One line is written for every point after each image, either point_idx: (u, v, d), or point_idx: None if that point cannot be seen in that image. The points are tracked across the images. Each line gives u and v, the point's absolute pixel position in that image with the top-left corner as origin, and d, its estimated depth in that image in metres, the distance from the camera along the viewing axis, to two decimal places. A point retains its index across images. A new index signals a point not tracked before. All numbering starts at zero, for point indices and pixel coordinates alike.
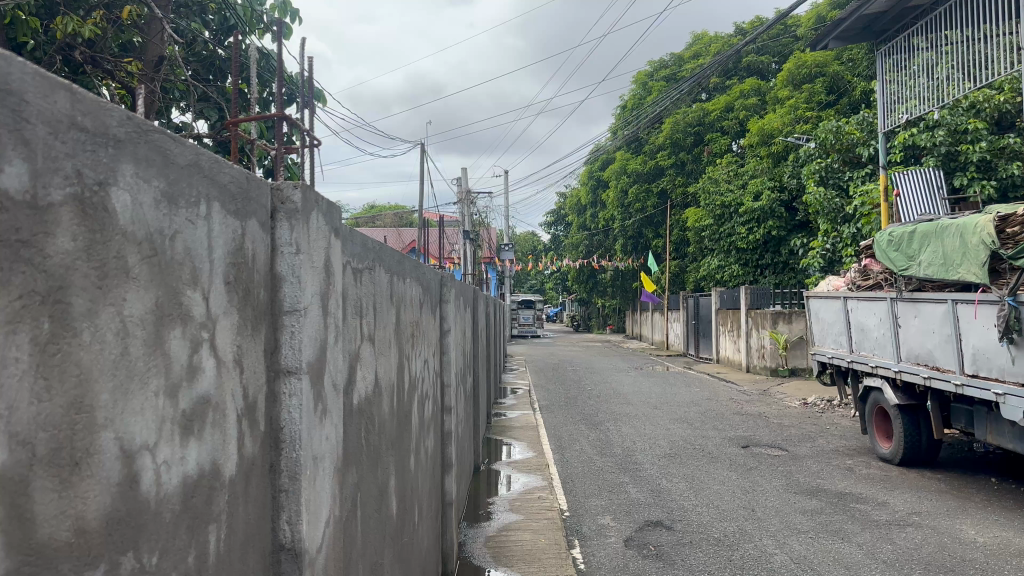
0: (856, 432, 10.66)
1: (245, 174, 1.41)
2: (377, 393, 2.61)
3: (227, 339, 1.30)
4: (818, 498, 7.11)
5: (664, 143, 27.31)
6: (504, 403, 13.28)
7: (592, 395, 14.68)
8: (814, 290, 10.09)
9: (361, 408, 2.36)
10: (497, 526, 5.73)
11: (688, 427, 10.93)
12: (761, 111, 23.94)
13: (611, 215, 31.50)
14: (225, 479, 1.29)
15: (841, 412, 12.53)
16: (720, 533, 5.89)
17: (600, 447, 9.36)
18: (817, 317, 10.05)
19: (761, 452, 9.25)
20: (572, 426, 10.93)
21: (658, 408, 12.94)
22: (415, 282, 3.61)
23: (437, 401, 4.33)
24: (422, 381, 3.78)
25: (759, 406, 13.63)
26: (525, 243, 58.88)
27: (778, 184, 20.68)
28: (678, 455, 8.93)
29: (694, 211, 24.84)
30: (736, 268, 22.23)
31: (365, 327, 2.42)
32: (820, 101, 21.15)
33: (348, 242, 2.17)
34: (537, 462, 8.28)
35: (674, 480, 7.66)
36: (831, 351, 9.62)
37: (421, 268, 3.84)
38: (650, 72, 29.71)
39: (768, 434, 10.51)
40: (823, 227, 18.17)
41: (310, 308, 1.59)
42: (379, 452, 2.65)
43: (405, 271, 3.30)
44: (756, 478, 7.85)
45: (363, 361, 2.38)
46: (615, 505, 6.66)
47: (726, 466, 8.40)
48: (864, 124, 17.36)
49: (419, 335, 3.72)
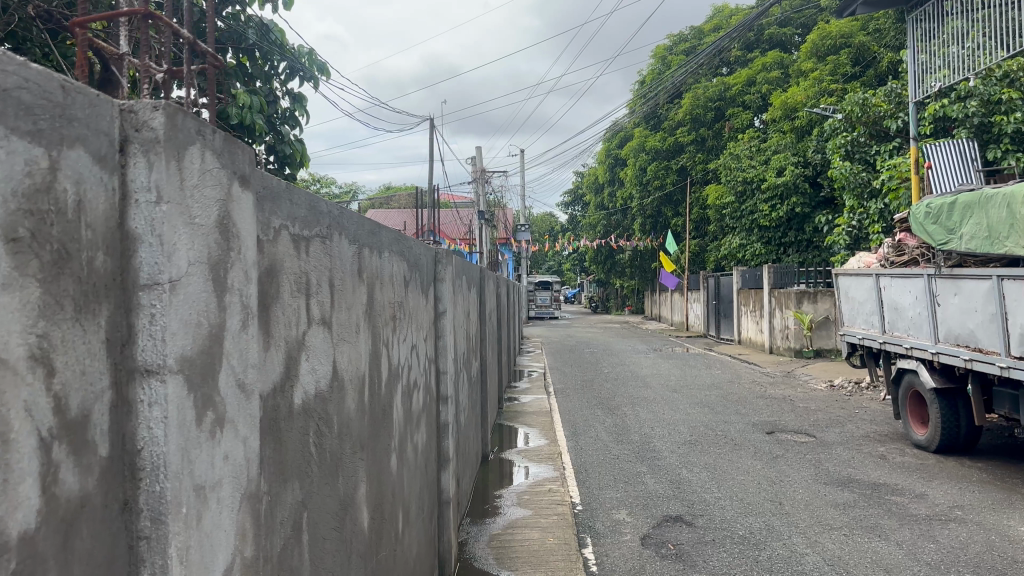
0: (887, 416, 10.14)
1: (61, 84, 0.96)
2: (335, 389, 2.15)
3: (10, 325, 0.85)
4: (850, 490, 6.62)
5: (684, 118, 26.60)
6: (518, 387, 12.84)
7: (609, 378, 14.22)
8: (842, 267, 9.54)
9: (308, 407, 1.90)
10: (502, 523, 5.29)
11: (710, 412, 10.45)
12: (784, 84, 23.17)
13: (629, 194, 30.83)
14: (7, 539, 0.84)
15: (869, 395, 12.02)
16: (745, 531, 5.43)
17: (616, 433, 8.91)
18: (846, 296, 9.51)
19: (787, 439, 8.77)
20: (589, 411, 10.49)
21: (678, 392, 12.46)
22: (397, 257, 3.16)
23: (430, 390, 3.88)
24: (408, 369, 3.32)
25: (783, 389, 13.13)
26: (542, 224, 58.24)
27: (803, 159, 20.01)
28: (699, 442, 8.45)
29: (714, 189, 24.16)
30: (759, 246, 21.62)
31: (313, 308, 1.96)
32: (846, 73, 20.44)
33: (278, 201, 1.70)
34: (550, 449, 7.85)
35: (695, 470, 7.20)
36: (861, 331, 9.08)
37: (406, 241, 3.37)
38: (669, 47, 29.06)
39: (793, 419, 10.01)
40: (849, 203, 17.54)
41: (186, 280, 1.14)
42: (341, 457, 2.20)
43: (382, 243, 2.85)
44: (783, 468, 7.37)
45: (310, 349, 1.92)
46: (632, 497, 6.22)
47: (750, 455, 7.92)
48: (892, 95, 16.71)
49: (405, 318, 3.28)
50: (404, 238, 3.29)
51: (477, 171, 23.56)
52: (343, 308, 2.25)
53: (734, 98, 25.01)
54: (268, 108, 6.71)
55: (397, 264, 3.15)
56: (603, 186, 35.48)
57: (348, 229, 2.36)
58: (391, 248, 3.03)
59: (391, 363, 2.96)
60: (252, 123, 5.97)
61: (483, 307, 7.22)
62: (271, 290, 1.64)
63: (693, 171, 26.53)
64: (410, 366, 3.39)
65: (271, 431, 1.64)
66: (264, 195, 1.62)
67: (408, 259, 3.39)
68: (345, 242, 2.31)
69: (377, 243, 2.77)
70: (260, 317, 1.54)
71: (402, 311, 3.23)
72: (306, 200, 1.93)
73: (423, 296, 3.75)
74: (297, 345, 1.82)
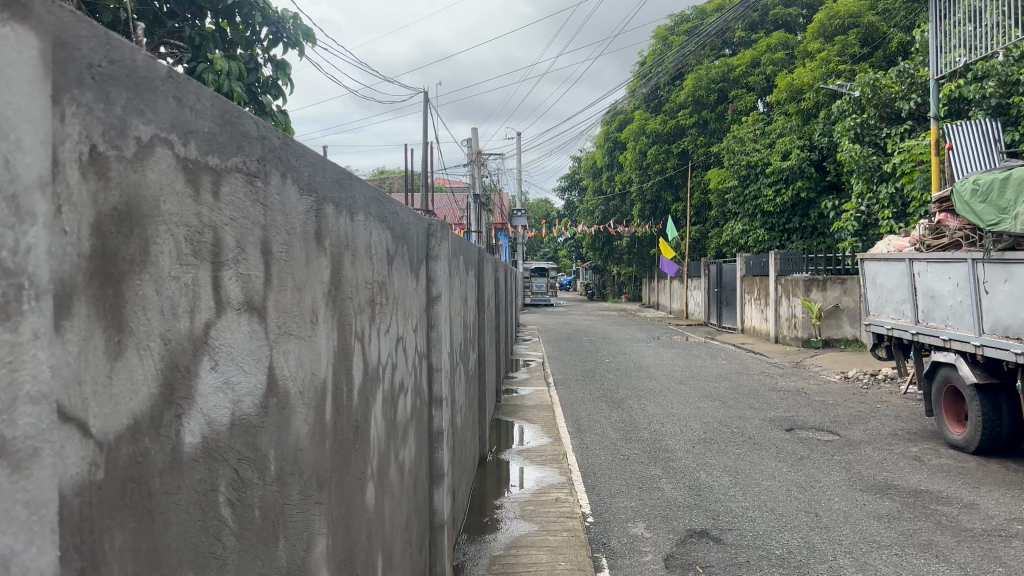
0: (912, 412, 9.44)
1: None
2: (272, 412, 1.41)
3: None
4: (890, 499, 5.91)
5: (686, 100, 25.77)
6: (516, 377, 12.13)
7: (611, 368, 13.51)
8: (870, 252, 8.85)
9: (214, 451, 1.17)
10: (504, 542, 4.57)
11: (722, 406, 9.74)
12: (790, 65, 22.35)
13: (628, 178, 30.05)
14: None
15: (889, 388, 11.35)
16: (783, 550, 4.72)
17: (624, 430, 8.21)
18: (873, 282, 8.83)
19: (810, 437, 8.07)
20: (592, 404, 9.77)
21: (685, 383, 11.75)
22: (378, 223, 2.40)
23: (419, 391, 3.14)
24: (391, 369, 2.57)
25: (796, 381, 12.44)
26: (537, 210, 57.44)
27: (809, 142, 19.31)
28: (715, 441, 7.75)
29: (716, 173, 23.36)
30: (762, 233, 20.88)
31: (229, 284, 1.23)
32: (854, 54, 19.65)
33: (141, 95, 0.99)
34: (555, 449, 7.11)
35: (715, 474, 6.48)
36: (890, 321, 8.39)
37: (388, 203, 2.59)
38: (670, 27, 28.24)
39: (812, 415, 9.32)
40: (858, 188, 16.76)
41: None
42: (281, 514, 1.45)
43: (355, 202, 2.08)
44: (811, 472, 6.67)
45: (220, 350, 1.19)
46: (648, 507, 5.51)
47: (773, 456, 7.21)
48: (904, 76, 15.96)
49: (386, 301, 2.53)
50: (387, 194, 2.50)
51: (473, 153, 22.74)
52: (289, 288, 1.51)
53: (737, 79, 24.21)
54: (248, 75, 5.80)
55: (377, 227, 2.38)
56: (601, 170, 34.70)
57: (301, 175, 1.61)
58: (369, 209, 2.25)
59: (367, 365, 2.22)
60: (231, 91, 5.12)
61: (480, 290, 6.48)
62: (120, 247, 0.92)
63: (694, 154, 25.75)
64: (394, 364, 2.66)
65: (136, 503, 0.96)
66: (111, 77, 0.92)
67: (392, 227, 2.62)
68: (293, 187, 1.55)
69: (347, 201, 2.01)
70: (76, 292, 0.83)
71: (384, 295, 2.48)
72: (212, 105, 1.20)
73: (410, 273, 2.97)
74: (196, 345, 1.11)
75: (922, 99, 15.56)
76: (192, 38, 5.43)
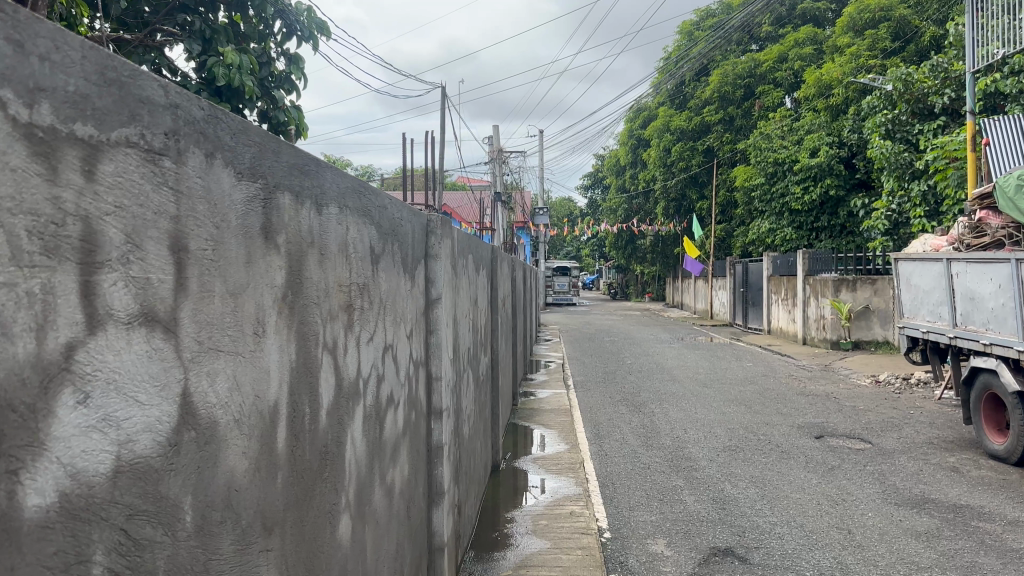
0: (948, 419, 9.02)
1: None
2: (186, 449, 1.13)
3: None
4: (928, 515, 5.54)
5: (712, 96, 25.32)
6: (534, 379, 11.84)
7: (632, 370, 13.19)
8: (904, 252, 8.45)
9: (77, 510, 0.89)
10: (514, 562, 4.28)
11: (747, 411, 9.38)
12: (818, 61, 21.82)
13: (652, 176, 29.60)
14: None
15: (922, 393, 10.92)
16: (814, 571, 4.38)
17: (645, 436, 7.89)
18: (908, 283, 8.42)
19: (840, 445, 7.71)
20: (612, 408, 9.46)
21: (708, 387, 11.39)
22: (357, 219, 2.11)
23: (414, 404, 2.85)
24: (375, 383, 2.29)
25: (825, 385, 12.03)
26: (559, 208, 57.08)
27: (838, 139, 18.82)
28: (741, 449, 7.41)
29: (742, 170, 22.90)
30: (789, 232, 20.40)
31: (108, 288, 0.95)
32: (885, 49, 19.12)
33: None
34: (571, 457, 6.80)
35: (740, 485, 6.14)
36: (926, 323, 7.99)
37: (373, 195, 2.30)
38: (696, 23, 27.79)
39: (842, 421, 8.93)
40: (889, 185, 16.26)
41: None
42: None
43: (322, 191, 1.79)
44: (843, 484, 6.30)
45: (87, 375, 0.91)
46: (669, 521, 5.19)
47: (801, 466, 6.86)
48: (937, 70, 15.46)
49: (369, 306, 2.24)
50: (368, 184, 2.21)
51: (494, 151, 22.47)
52: (217, 293, 1.23)
53: (764, 75, 23.72)
54: (260, 71, 5.52)
55: (357, 221, 2.09)
56: (625, 168, 34.28)
57: (240, 156, 1.33)
58: (345, 201, 1.97)
59: (342, 382, 1.93)
60: (242, 84, 4.92)
61: (494, 290, 6.20)
62: None
63: (719, 152, 25.29)
64: (382, 376, 2.37)
65: None
66: None
67: (378, 222, 2.33)
68: (225, 170, 1.27)
69: (312, 189, 1.72)
70: None
71: (367, 298, 2.19)
72: (85, 58, 0.92)
73: (403, 273, 2.68)
74: (43, 378, 0.84)
75: (956, 94, 15.05)
76: (200, 31, 5.12)
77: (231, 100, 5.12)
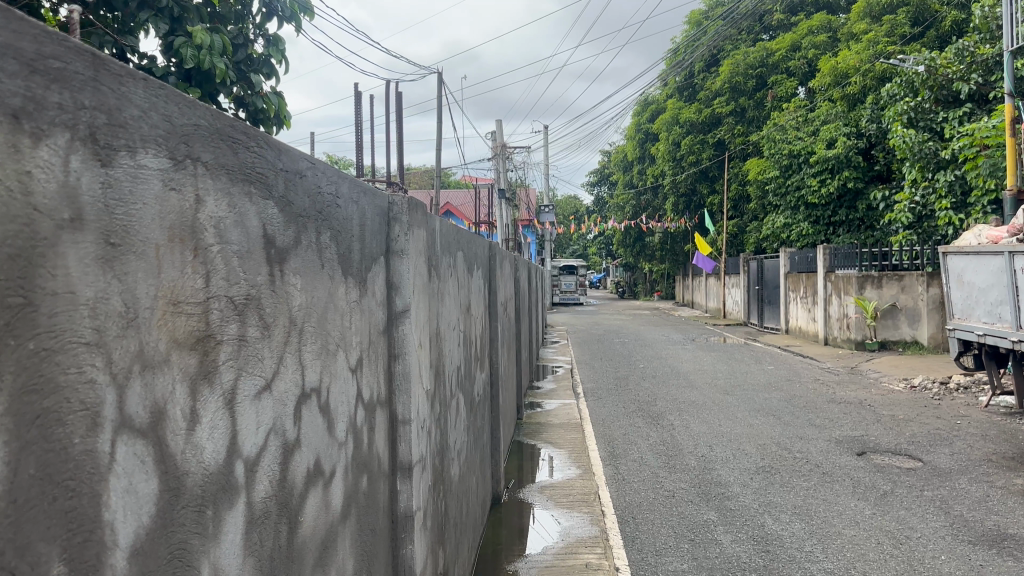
0: (1002, 430, 8.11)
1: None
2: None
3: None
4: (1012, 558, 4.60)
5: (723, 87, 24.31)
6: (541, 388, 10.97)
7: (646, 375, 12.30)
8: (955, 243, 7.52)
9: None
10: None
11: (778, 424, 8.48)
12: (833, 48, 20.80)
13: (660, 171, 28.65)
14: None
15: (964, 399, 9.99)
16: None
17: (667, 456, 7.00)
18: (960, 280, 7.51)
19: (886, 464, 6.82)
20: (627, 420, 8.60)
21: (731, 394, 10.48)
22: (226, 180, 1.20)
23: (363, 463, 1.96)
24: (280, 460, 1.40)
25: (855, 390, 11.13)
26: (567, 207, 56.18)
27: (855, 129, 17.86)
28: (775, 471, 6.53)
29: (755, 163, 21.86)
30: (805, 226, 19.42)
31: None
32: (903, 34, 18.11)
33: None
34: (584, 484, 5.92)
35: (783, 519, 5.23)
36: (982, 326, 7.08)
37: (274, 147, 1.40)
38: (705, 12, 26.82)
39: (884, 434, 8.03)
40: (911, 176, 15.28)
41: None
42: None
43: (111, 117, 0.92)
44: (902, 516, 5.36)
45: None
46: (704, 571, 4.29)
47: (847, 492, 5.95)
48: (962, 55, 14.45)
49: (261, 331, 1.33)
50: (257, 132, 1.33)
51: (497, 147, 21.54)
52: None
53: (776, 64, 22.74)
54: (234, 53, 4.31)
55: (231, 197, 1.22)
56: (632, 163, 33.34)
57: None
58: (191, 149, 1.10)
59: (188, 487, 1.07)
60: (214, 69, 3.73)
61: (491, 293, 5.29)
62: None
63: (731, 144, 24.31)
64: (298, 440, 1.49)
65: None
66: None
67: (283, 197, 1.43)
68: None
69: (70, 110, 0.85)
70: None
71: (255, 317, 1.30)
72: None
73: (340, 278, 1.79)
74: None
75: (983, 79, 14.06)
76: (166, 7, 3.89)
77: (202, 87, 3.94)
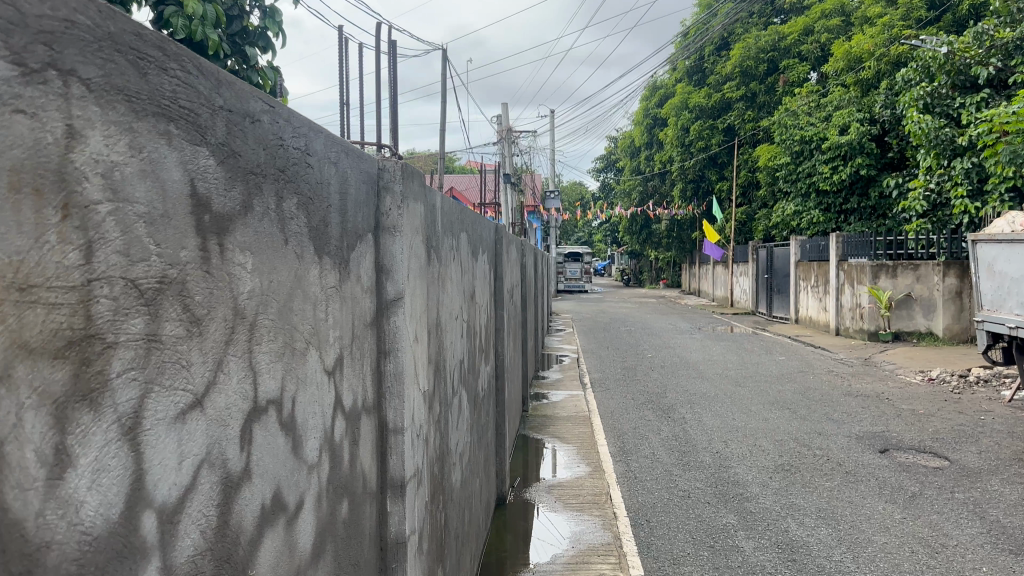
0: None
1: None
2: None
3: None
4: None
5: (733, 72, 23.83)
6: (547, 378, 10.63)
7: (655, 365, 11.94)
8: (985, 231, 7.14)
9: None
10: None
11: (795, 418, 8.12)
12: (846, 32, 20.25)
13: (668, 157, 28.19)
14: None
15: (986, 393, 9.61)
16: None
17: (679, 452, 6.63)
18: (990, 269, 7.11)
19: (912, 462, 6.45)
20: (637, 413, 8.25)
21: (743, 386, 10.12)
22: (112, 105, 0.83)
23: (342, 485, 1.58)
24: (215, 500, 1.04)
25: (870, 382, 10.77)
26: (571, 193, 55.66)
27: (868, 115, 17.35)
28: (794, 470, 6.17)
29: (765, 149, 21.36)
30: (816, 214, 18.99)
31: None
32: (920, 18, 17.57)
33: None
34: (594, 483, 5.57)
35: (808, 523, 4.88)
36: (1014, 317, 6.68)
37: (205, 76, 1.03)
38: None
39: (906, 430, 7.64)
40: (926, 162, 14.83)
41: None
42: None
43: None
44: (936, 520, 4.98)
45: None
46: None
47: (874, 493, 5.57)
48: (980, 38, 13.91)
49: (179, 327, 0.95)
50: (185, 53, 0.98)
51: (503, 131, 21.06)
52: None
53: (789, 49, 22.19)
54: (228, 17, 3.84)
55: (135, 136, 0.86)
56: (639, 149, 32.85)
57: None
58: (52, 51, 0.74)
59: (46, 566, 0.70)
60: (206, 41, 3.27)
61: (497, 279, 4.93)
62: None
63: (740, 130, 23.81)
64: (247, 471, 1.13)
65: None
66: None
67: (224, 146, 1.08)
68: None
69: None
70: None
71: (164, 298, 0.92)
72: None
73: (312, 258, 1.41)
74: None
75: (1002, 64, 13.53)
76: None
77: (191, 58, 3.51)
